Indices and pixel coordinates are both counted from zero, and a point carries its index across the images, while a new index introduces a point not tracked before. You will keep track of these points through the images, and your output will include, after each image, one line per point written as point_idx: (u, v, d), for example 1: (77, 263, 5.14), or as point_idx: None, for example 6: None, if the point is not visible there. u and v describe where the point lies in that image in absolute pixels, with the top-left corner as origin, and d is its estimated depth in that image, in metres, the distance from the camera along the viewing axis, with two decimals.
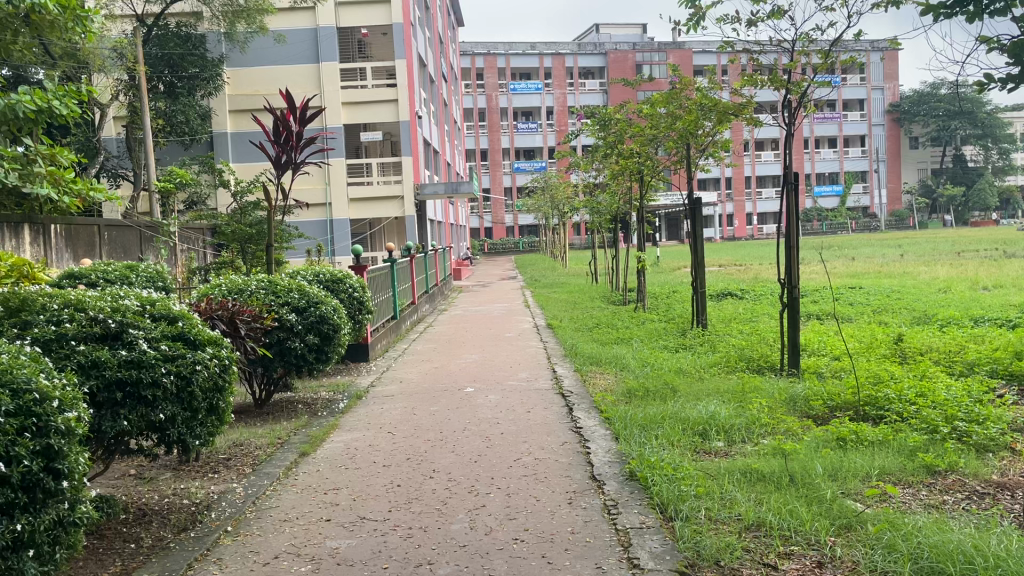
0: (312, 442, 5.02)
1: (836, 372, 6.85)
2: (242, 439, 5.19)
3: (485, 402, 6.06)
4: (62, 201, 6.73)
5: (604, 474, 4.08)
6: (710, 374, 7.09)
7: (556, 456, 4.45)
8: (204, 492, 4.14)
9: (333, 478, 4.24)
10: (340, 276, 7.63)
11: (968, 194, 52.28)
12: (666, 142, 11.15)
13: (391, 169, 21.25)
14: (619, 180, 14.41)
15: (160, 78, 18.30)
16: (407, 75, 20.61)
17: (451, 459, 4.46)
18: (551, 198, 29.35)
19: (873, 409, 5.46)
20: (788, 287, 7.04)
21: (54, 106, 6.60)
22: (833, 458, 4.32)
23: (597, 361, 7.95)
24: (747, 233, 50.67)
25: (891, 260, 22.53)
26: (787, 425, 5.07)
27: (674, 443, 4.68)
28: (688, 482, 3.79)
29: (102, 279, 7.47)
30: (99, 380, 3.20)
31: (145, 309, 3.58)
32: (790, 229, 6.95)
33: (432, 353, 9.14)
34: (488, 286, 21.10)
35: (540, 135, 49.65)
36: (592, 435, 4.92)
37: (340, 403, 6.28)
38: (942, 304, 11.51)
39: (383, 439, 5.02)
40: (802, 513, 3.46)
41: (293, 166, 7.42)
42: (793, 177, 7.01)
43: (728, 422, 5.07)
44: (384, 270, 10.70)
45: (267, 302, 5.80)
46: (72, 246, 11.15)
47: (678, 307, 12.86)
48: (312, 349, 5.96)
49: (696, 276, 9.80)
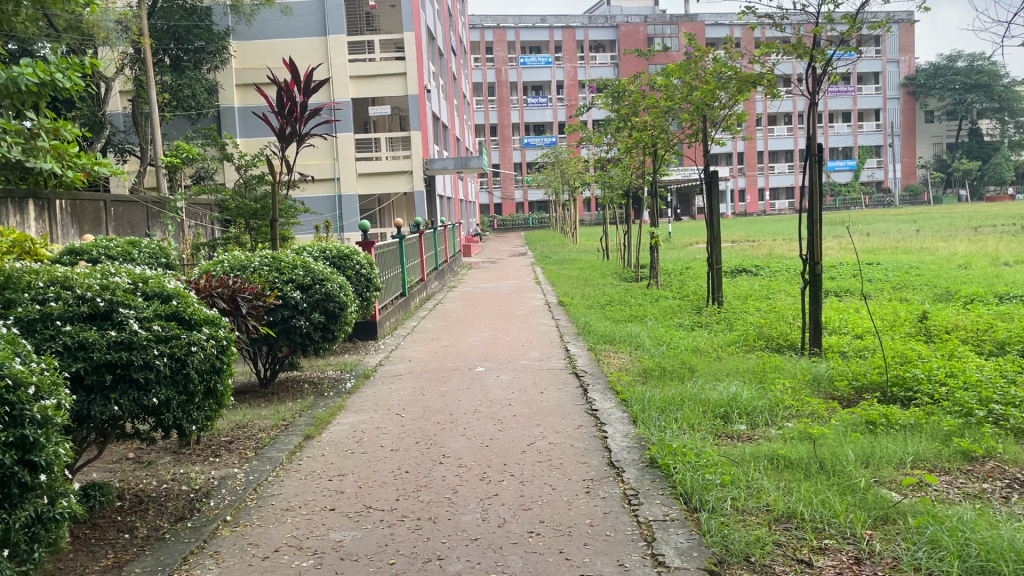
0: (317, 425, 4.83)
1: (859, 351, 6.64)
2: (244, 420, 5.01)
3: (497, 383, 5.86)
4: (66, 176, 6.54)
5: (622, 460, 3.86)
6: (728, 354, 6.87)
7: (572, 441, 4.23)
8: (204, 478, 3.97)
9: (341, 462, 4.06)
10: (347, 252, 7.46)
11: (984, 167, 50.55)
12: (681, 114, 10.84)
13: (400, 144, 21.02)
14: (631, 154, 14.09)
15: (166, 52, 18.06)
16: (416, 48, 20.34)
17: (462, 443, 4.26)
18: (561, 173, 29.05)
19: (901, 391, 5.23)
20: (810, 263, 6.79)
21: (58, 78, 6.35)
22: (862, 443, 4.12)
23: (611, 339, 7.75)
24: (759, 209, 50.28)
25: (907, 236, 22.18)
26: (813, 407, 4.88)
27: (695, 426, 4.49)
28: (714, 471, 3.58)
29: (103, 255, 7.30)
30: (86, 362, 2.99)
31: (136, 287, 3.39)
32: (813, 203, 6.68)
33: (441, 331, 8.96)
34: (499, 263, 20.89)
35: (550, 110, 48.97)
36: (609, 417, 4.71)
37: (347, 383, 6.10)
38: (964, 280, 11.23)
39: (391, 421, 4.83)
40: (836, 504, 3.26)
41: (298, 137, 7.17)
42: (817, 149, 6.71)
43: (750, 405, 4.87)
44: (392, 246, 10.51)
45: (270, 279, 5.59)
46: (78, 222, 10.99)
47: (692, 284, 12.61)
48: (317, 327, 5.75)
49: (712, 251, 9.55)
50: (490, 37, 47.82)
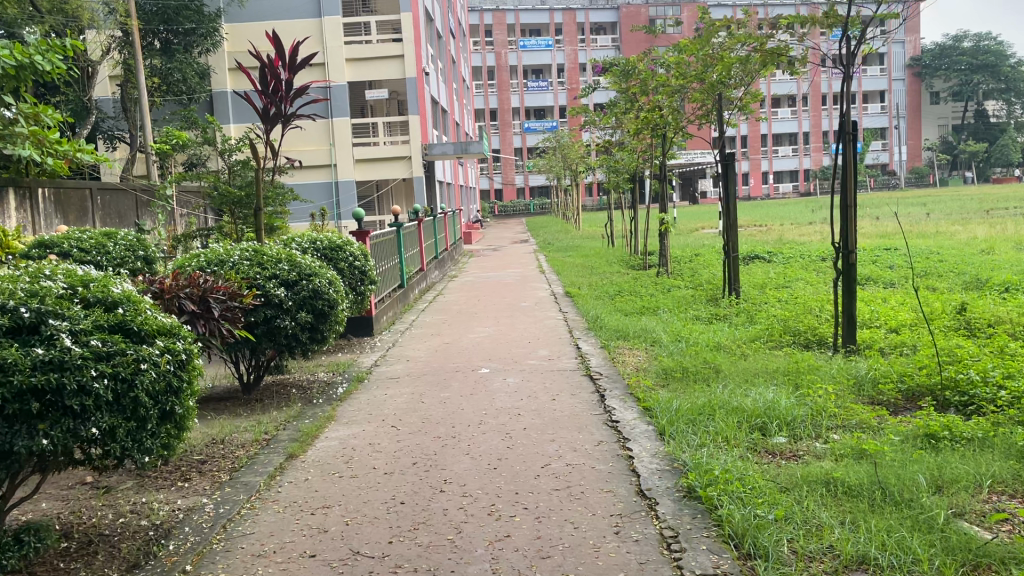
0: (302, 440, 4.28)
1: (899, 349, 6.08)
2: (221, 434, 4.47)
3: (503, 387, 5.29)
4: (47, 165, 5.90)
5: (654, 488, 3.30)
6: (754, 350, 6.33)
7: (593, 461, 3.69)
8: (168, 510, 3.42)
9: (327, 489, 3.52)
10: (339, 243, 6.89)
11: (990, 148, 49.62)
12: (692, 93, 10.26)
13: (398, 129, 20.43)
14: (639, 138, 13.48)
15: (156, 35, 17.38)
16: (413, 30, 19.73)
17: (466, 465, 3.71)
18: (563, 158, 28.41)
19: (955, 395, 4.68)
20: (842, 252, 6.21)
21: (37, 61, 5.62)
22: (927, 462, 3.56)
23: (625, 334, 7.21)
24: (762, 192, 49.54)
25: (919, 219, 21.52)
26: (860, 416, 4.35)
27: (732, 442, 3.96)
28: (765, 504, 3.03)
29: (75, 248, 6.75)
30: (6, 388, 2.42)
31: (74, 293, 2.85)
32: (846, 184, 6.09)
33: (442, 326, 8.38)
34: (500, 250, 20.31)
35: (551, 94, 48.32)
36: (633, 432, 4.14)
37: (338, 388, 5.54)
38: (991, 267, 10.61)
39: (387, 436, 4.28)
40: (917, 547, 2.72)
41: (283, 118, 6.58)
42: (850, 128, 6.10)
43: (789, 413, 4.34)
44: (389, 235, 9.94)
45: (250, 275, 5.02)
46: (62, 212, 10.44)
47: (703, 271, 12.04)
48: (305, 328, 5.19)
49: (728, 238, 8.93)
50: (489, 20, 46.94)
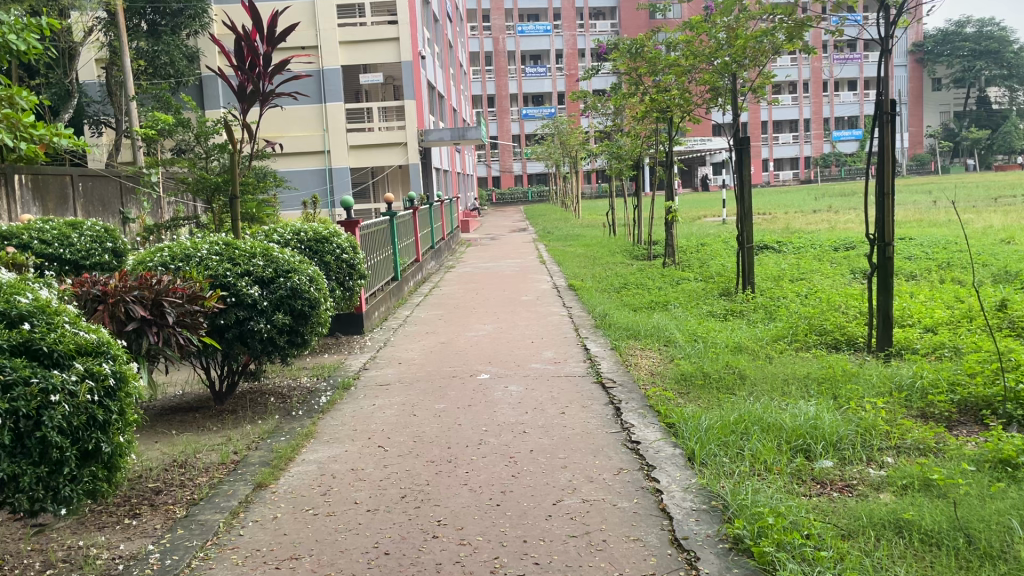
0: (275, 465, 3.70)
1: (941, 351, 5.50)
2: (183, 456, 3.90)
3: (506, 398, 4.71)
4: (20, 152, 5.00)
5: (692, 538, 2.73)
6: (778, 352, 5.78)
7: (615, 498, 3.11)
8: (107, 559, 2.83)
9: (298, 533, 2.95)
10: (325, 234, 6.32)
11: (993, 136, 48.79)
12: (702, 75, 9.65)
13: (393, 114, 19.76)
14: (644, 122, 12.88)
15: (142, 17, 16.73)
16: (408, 12, 18.94)
17: (464, 500, 3.14)
18: (563, 145, 27.81)
19: (1019, 407, 4.09)
20: (878, 245, 5.62)
21: (10, 40, 4.78)
22: (1010, 499, 2.97)
23: (636, 332, 6.65)
24: (763, 179, 48.88)
25: (927, 208, 20.89)
26: (917, 435, 3.77)
27: (774, 469, 3.40)
28: (832, 561, 2.46)
29: (35, 240, 6.18)
30: None
31: None
32: (884, 169, 5.52)
33: (439, 323, 7.82)
34: (499, 240, 19.68)
35: (548, 78, 47.18)
36: (658, 458, 3.57)
37: (321, 397, 4.96)
38: (1016, 258, 10.00)
39: (372, 460, 3.71)
40: None
41: (261, 97, 5.97)
42: (889, 106, 5.50)
43: (835, 433, 3.75)
44: (381, 224, 9.33)
45: (217, 273, 4.44)
46: (41, 199, 9.82)
47: (712, 262, 11.45)
48: (283, 331, 4.61)
49: (743, 227, 8.31)
50: (488, 4, 46.29)
